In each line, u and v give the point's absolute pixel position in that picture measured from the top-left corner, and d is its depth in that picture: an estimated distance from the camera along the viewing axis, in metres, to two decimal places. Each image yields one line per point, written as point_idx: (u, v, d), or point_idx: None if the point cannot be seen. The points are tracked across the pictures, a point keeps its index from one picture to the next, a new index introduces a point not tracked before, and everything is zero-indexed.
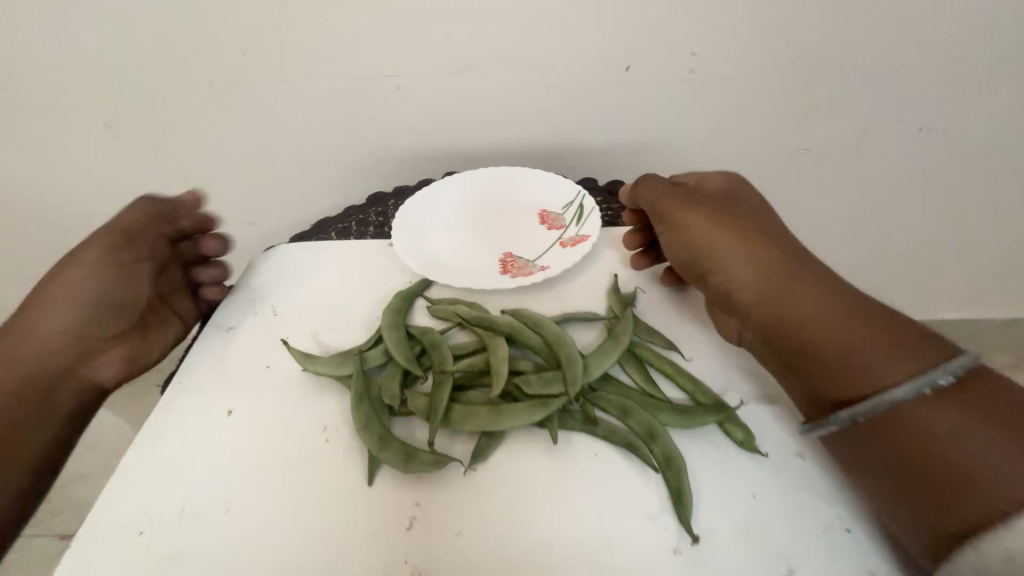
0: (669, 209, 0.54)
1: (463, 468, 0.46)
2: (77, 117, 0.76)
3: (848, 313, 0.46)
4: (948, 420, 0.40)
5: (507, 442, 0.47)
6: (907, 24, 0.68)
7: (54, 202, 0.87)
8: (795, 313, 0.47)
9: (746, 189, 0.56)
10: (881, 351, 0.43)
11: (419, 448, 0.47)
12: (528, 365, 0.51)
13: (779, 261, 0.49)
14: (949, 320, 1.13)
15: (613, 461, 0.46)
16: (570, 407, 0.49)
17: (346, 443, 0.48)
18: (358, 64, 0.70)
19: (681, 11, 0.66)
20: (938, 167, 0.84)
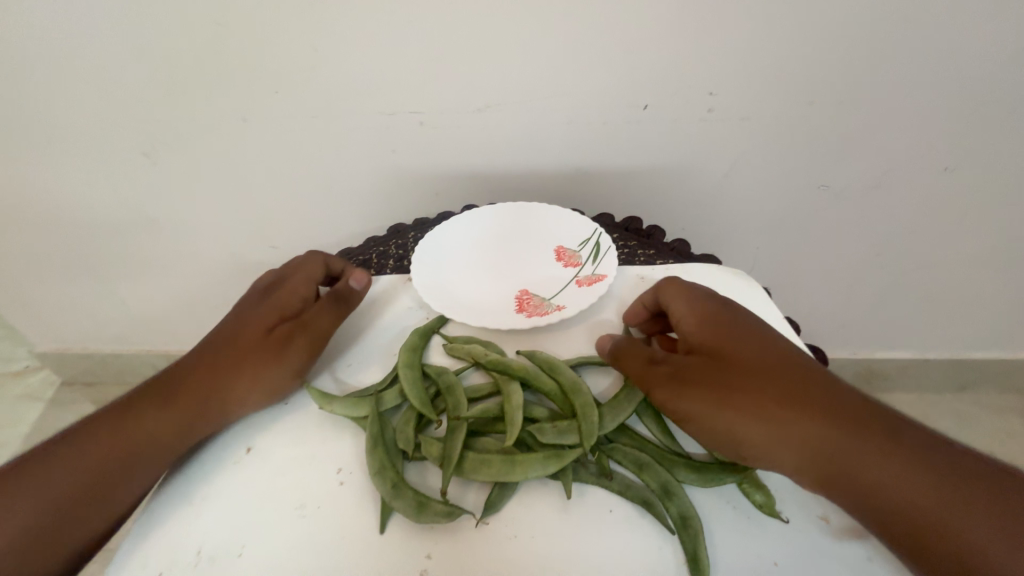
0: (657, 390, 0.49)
1: (474, 520, 0.46)
2: (119, 146, 0.81)
3: (833, 433, 0.43)
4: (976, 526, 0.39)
5: (520, 493, 0.47)
6: (930, 66, 0.68)
7: (92, 224, 0.92)
8: (826, 461, 0.43)
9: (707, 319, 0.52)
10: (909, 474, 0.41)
11: (431, 497, 0.47)
12: (543, 413, 0.52)
13: (781, 403, 0.45)
14: (982, 361, 1.09)
15: (629, 519, 0.45)
16: (584, 458, 0.49)
17: (359, 488, 0.48)
18: (384, 101, 0.73)
19: (700, 53, 0.67)
20: (965, 206, 0.83)
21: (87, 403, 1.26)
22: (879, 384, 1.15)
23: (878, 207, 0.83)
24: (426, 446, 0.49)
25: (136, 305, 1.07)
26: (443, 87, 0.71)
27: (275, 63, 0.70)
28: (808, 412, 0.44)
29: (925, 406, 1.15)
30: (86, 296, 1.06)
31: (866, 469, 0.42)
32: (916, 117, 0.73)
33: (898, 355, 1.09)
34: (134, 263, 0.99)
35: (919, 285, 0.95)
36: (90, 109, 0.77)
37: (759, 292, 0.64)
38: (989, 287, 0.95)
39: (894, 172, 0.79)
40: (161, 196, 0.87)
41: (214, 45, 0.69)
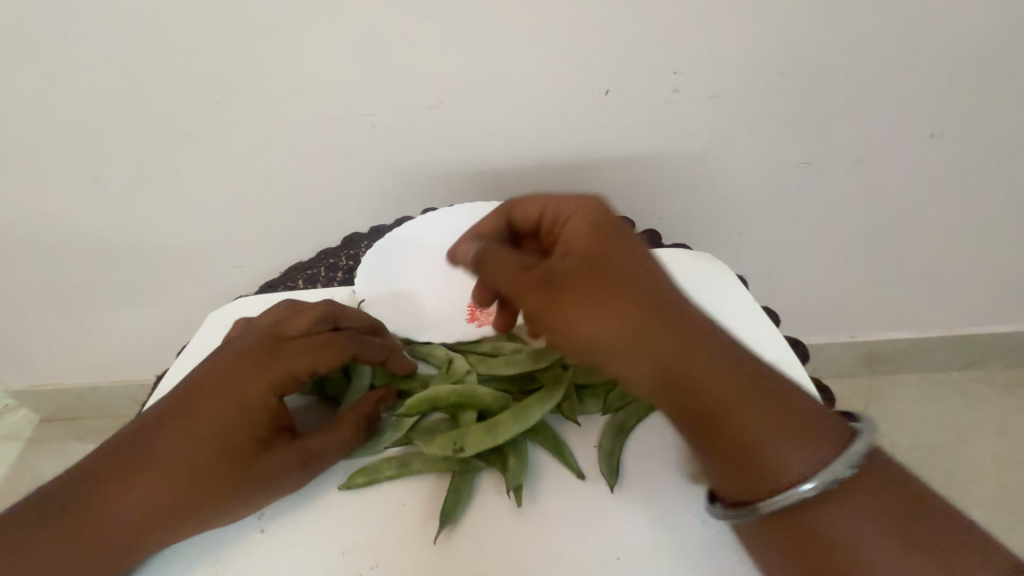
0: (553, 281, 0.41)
1: (418, 518, 0.45)
2: (66, 172, 0.77)
3: (659, 326, 0.39)
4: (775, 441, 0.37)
5: (463, 504, 0.45)
6: (908, 25, 0.64)
7: (48, 254, 0.88)
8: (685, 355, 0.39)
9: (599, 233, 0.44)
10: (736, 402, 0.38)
11: (368, 520, 0.45)
12: (492, 408, 0.49)
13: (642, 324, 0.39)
14: (988, 333, 1.03)
15: (568, 496, 0.45)
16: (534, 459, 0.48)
17: (287, 518, 0.46)
18: (332, 105, 0.69)
19: (660, 31, 0.63)
20: (955, 170, 0.78)
21: (68, 438, 1.22)
22: (880, 365, 1.10)
23: (861, 182, 0.79)
24: (374, 466, 0.47)
25: (104, 334, 1.03)
26: (391, 84, 0.67)
27: (211, 72, 0.66)
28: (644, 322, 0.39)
29: (929, 386, 1.10)
30: (54, 327, 1.02)
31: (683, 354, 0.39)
32: (896, 81, 0.68)
33: (896, 335, 1.04)
34: (94, 290, 0.95)
35: (912, 261, 0.91)
36: (27, 131, 0.73)
37: (729, 281, 0.60)
38: (985, 259, 0.90)
39: (876, 144, 0.75)
40: (113, 221, 0.83)
41: (146, 56, 0.65)
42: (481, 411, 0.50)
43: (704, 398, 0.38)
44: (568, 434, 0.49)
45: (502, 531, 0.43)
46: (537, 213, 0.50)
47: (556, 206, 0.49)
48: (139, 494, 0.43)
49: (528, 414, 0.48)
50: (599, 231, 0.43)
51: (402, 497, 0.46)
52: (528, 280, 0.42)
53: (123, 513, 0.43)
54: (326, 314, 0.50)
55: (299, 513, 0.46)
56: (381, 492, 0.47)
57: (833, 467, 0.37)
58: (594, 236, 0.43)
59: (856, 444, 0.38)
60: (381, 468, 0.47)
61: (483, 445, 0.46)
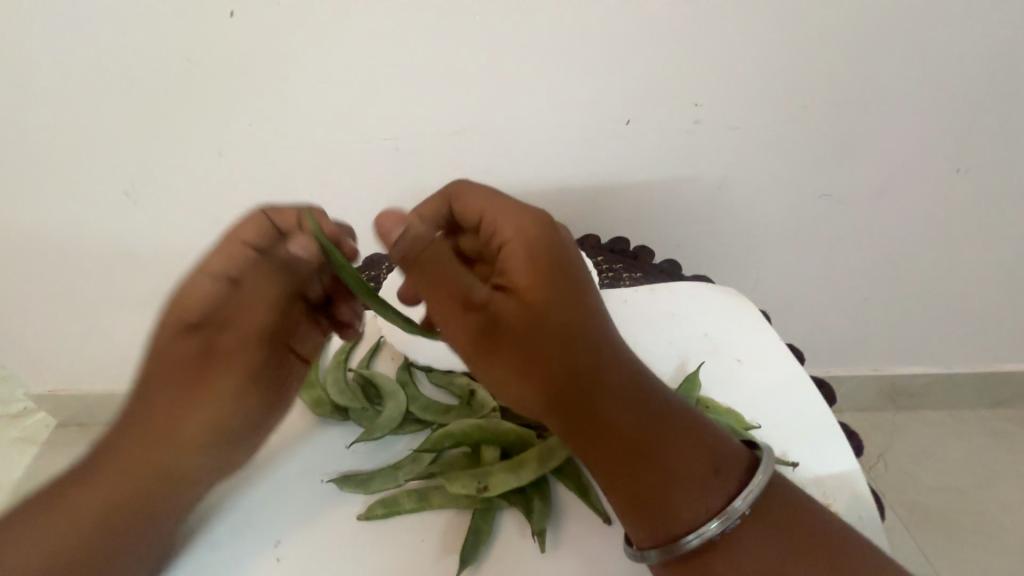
0: (490, 320, 0.37)
1: (436, 557, 0.45)
2: (102, 186, 0.80)
3: (587, 374, 0.37)
4: (687, 488, 0.38)
5: (484, 547, 0.45)
6: (932, 62, 0.64)
7: (77, 263, 0.91)
8: (606, 402, 0.38)
9: (549, 255, 0.38)
10: (653, 446, 0.38)
11: (385, 555, 0.45)
12: (516, 443, 0.49)
13: (561, 374, 0.37)
14: (1018, 372, 1.00)
15: (588, 543, 0.45)
16: (557, 501, 0.47)
17: (304, 549, 0.46)
18: (359, 129, 0.71)
19: (682, 64, 0.64)
20: (982, 206, 0.77)
21: (81, 444, 1.23)
22: (904, 401, 1.07)
23: (885, 215, 0.78)
24: (394, 499, 0.48)
25: (125, 343, 1.06)
26: (417, 110, 0.69)
27: (247, 95, 0.69)
28: (565, 373, 0.37)
29: (957, 425, 1.06)
30: (77, 334, 1.05)
31: (610, 397, 0.38)
32: (921, 117, 0.68)
33: (921, 370, 1.01)
34: (119, 299, 0.97)
35: (937, 296, 0.89)
36: (68, 147, 0.76)
37: (753, 314, 0.59)
38: (1015, 295, 0.88)
39: (900, 178, 0.74)
40: (142, 233, 0.86)
41: (186, 80, 0.68)
42: (504, 448, 0.49)
43: (625, 446, 0.38)
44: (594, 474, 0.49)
45: (520, 575, 0.43)
46: (477, 214, 0.42)
47: (494, 217, 0.40)
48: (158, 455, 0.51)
49: (553, 455, 0.47)
50: (541, 266, 0.37)
51: (421, 534, 0.46)
52: (460, 318, 0.38)
53: (116, 475, 0.50)
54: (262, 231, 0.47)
55: (316, 545, 0.46)
56: (401, 529, 0.47)
57: (732, 504, 0.38)
58: (533, 272, 0.37)
59: (757, 475, 0.39)
60: (403, 505, 0.47)
61: (507, 486, 0.46)
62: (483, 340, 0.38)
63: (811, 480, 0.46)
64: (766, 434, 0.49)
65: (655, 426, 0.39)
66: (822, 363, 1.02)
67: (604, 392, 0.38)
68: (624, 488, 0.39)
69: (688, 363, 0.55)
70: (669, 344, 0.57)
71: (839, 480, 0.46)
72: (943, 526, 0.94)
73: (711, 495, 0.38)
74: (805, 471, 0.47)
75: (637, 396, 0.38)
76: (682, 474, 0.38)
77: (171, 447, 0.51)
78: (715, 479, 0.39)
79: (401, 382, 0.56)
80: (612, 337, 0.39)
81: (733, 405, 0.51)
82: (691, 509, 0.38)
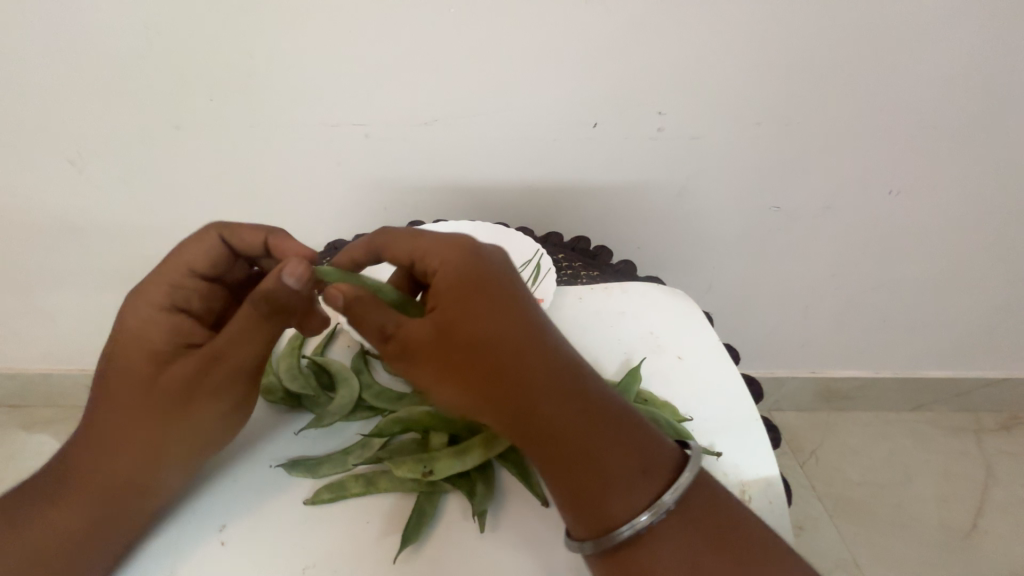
0: (407, 338, 0.39)
1: (378, 539, 0.45)
2: (43, 153, 0.75)
3: (505, 388, 0.38)
4: (615, 488, 0.39)
5: (426, 529, 0.46)
6: (871, 90, 0.69)
7: (13, 233, 0.85)
8: (529, 410, 0.38)
9: (461, 268, 0.39)
10: (582, 450, 0.39)
11: (326, 537, 0.46)
12: (463, 430, 0.50)
13: (480, 388, 0.38)
14: (935, 378, 1.10)
15: (528, 527, 0.47)
16: (501, 487, 0.49)
17: (244, 533, 0.46)
18: (326, 112, 0.70)
19: (648, 73, 0.67)
20: (909, 225, 0.84)
21: (12, 426, 1.15)
22: (837, 402, 1.15)
23: (826, 229, 0.84)
24: (341, 482, 0.48)
25: (65, 320, 1.00)
26: (387, 97, 0.69)
27: (208, 69, 0.66)
28: (482, 387, 0.38)
29: (881, 425, 1.16)
30: (10, 310, 0.98)
31: (535, 405, 0.38)
32: (861, 139, 0.74)
33: (853, 374, 1.10)
34: (60, 275, 0.92)
35: (869, 306, 0.97)
36: (5, 108, 0.71)
37: (696, 317, 0.63)
38: (936, 308, 0.97)
39: (840, 195, 0.80)
40: (88, 206, 0.81)
41: (141, 47, 0.65)
42: (452, 434, 0.50)
43: (554, 452, 0.39)
44: None
45: (459, 557, 0.45)
46: (407, 252, 0.42)
47: (423, 245, 0.42)
48: (99, 483, 0.45)
49: (499, 439, 0.48)
50: (464, 278, 0.39)
51: (365, 517, 0.47)
52: (380, 343, 0.40)
53: (61, 503, 0.45)
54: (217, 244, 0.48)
55: (257, 529, 0.46)
56: (345, 512, 0.47)
57: (660, 496, 0.39)
58: (446, 291, 0.39)
59: (681, 475, 0.40)
60: (349, 488, 0.48)
61: (451, 470, 0.47)
62: (407, 353, 0.40)
63: (734, 470, 0.50)
64: (696, 428, 0.53)
65: (583, 430, 0.39)
66: (766, 365, 1.09)
67: (527, 402, 0.38)
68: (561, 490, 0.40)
69: (633, 358, 0.58)
70: (616, 340, 0.60)
71: (760, 471, 0.50)
72: (864, 517, 1.03)
73: (640, 494, 0.39)
74: (730, 463, 0.51)
75: (564, 402, 0.38)
76: (609, 475, 0.39)
77: (118, 477, 0.45)
78: (646, 477, 0.40)
79: (353, 368, 0.56)
80: (537, 343, 0.39)
81: (671, 399, 0.55)
82: (623, 506, 0.39)
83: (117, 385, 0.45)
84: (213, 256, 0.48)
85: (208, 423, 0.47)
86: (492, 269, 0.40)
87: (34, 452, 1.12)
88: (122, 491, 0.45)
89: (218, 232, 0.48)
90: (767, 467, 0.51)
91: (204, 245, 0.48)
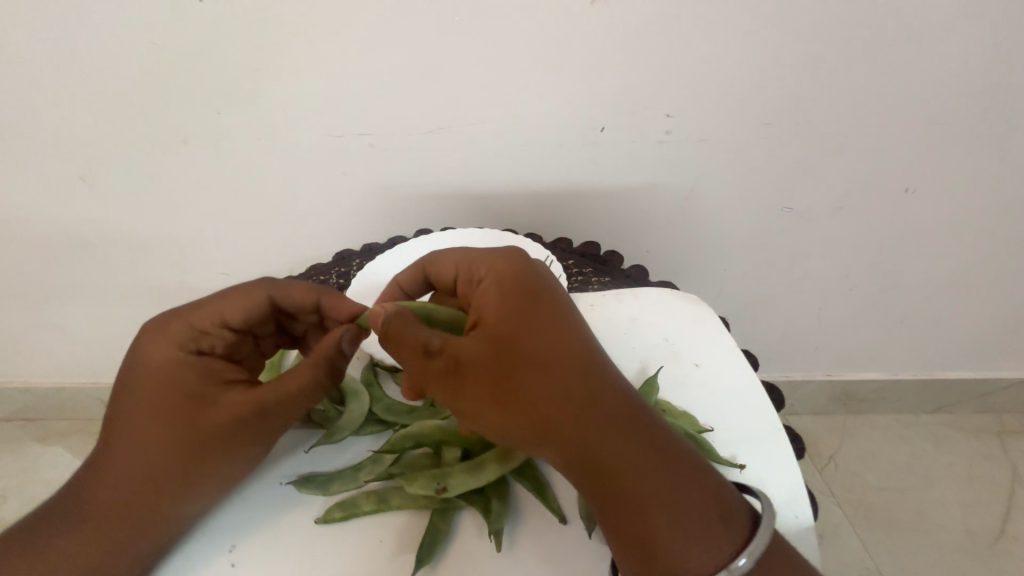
0: (461, 357, 0.40)
1: (392, 558, 0.45)
2: (55, 169, 0.76)
3: (559, 405, 0.39)
4: (667, 512, 0.39)
5: (441, 547, 0.45)
6: (884, 87, 0.68)
7: (26, 249, 0.86)
8: (582, 429, 0.39)
9: (516, 289, 0.42)
10: (633, 471, 0.40)
11: (340, 557, 0.45)
12: (477, 445, 0.49)
13: (534, 407, 0.39)
14: (956, 380, 1.07)
15: (545, 544, 0.46)
16: (516, 502, 0.48)
17: (258, 551, 0.46)
18: (332, 123, 0.70)
19: (655, 76, 0.66)
20: (926, 224, 0.82)
21: (26, 440, 1.16)
22: (854, 405, 1.13)
23: (840, 229, 0.83)
24: (352, 500, 0.47)
25: (77, 334, 1.00)
26: (393, 106, 0.69)
27: (214, 82, 0.67)
28: (536, 405, 0.39)
29: (901, 428, 1.13)
30: (24, 324, 0.99)
31: (587, 424, 0.39)
32: (875, 137, 0.73)
33: (871, 376, 1.07)
34: (73, 289, 0.92)
35: (886, 307, 0.94)
36: (18, 126, 0.72)
37: (712, 321, 0.61)
38: (955, 307, 0.94)
39: (854, 195, 0.78)
40: (100, 220, 0.82)
41: (149, 63, 0.65)
42: (465, 448, 0.49)
43: (604, 472, 0.40)
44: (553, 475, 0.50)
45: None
46: (452, 270, 0.46)
47: (470, 267, 0.45)
48: (111, 517, 0.44)
49: (513, 454, 0.47)
50: (516, 297, 0.41)
51: (378, 535, 0.46)
52: (431, 363, 0.40)
53: (72, 532, 0.44)
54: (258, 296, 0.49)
55: (270, 548, 0.46)
56: (358, 530, 0.46)
57: (732, 562, 0.39)
58: (501, 310, 0.41)
59: (753, 541, 0.39)
60: (361, 506, 0.47)
61: (466, 486, 0.46)
62: (457, 368, 0.40)
63: (756, 481, 0.49)
64: (716, 438, 0.51)
65: (633, 451, 0.40)
66: (780, 368, 1.07)
67: (580, 420, 0.39)
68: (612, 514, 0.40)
69: (648, 367, 0.57)
70: (631, 347, 0.59)
71: (782, 482, 0.49)
72: (885, 524, 1.00)
73: (693, 522, 0.39)
74: (751, 474, 0.49)
75: (614, 422, 0.40)
76: (661, 499, 0.40)
77: (131, 514, 0.44)
78: (698, 505, 0.40)
79: (364, 381, 0.55)
80: (588, 362, 0.41)
81: (689, 408, 0.53)
82: (678, 537, 0.39)
83: (142, 426, 0.45)
84: (253, 312, 0.49)
85: (226, 463, 0.47)
86: (543, 292, 0.43)
87: (49, 464, 1.13)
88: (133, 526, 0.44)
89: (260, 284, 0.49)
90: (787, 477, 0.49)
91: (248, 300, 0.48)
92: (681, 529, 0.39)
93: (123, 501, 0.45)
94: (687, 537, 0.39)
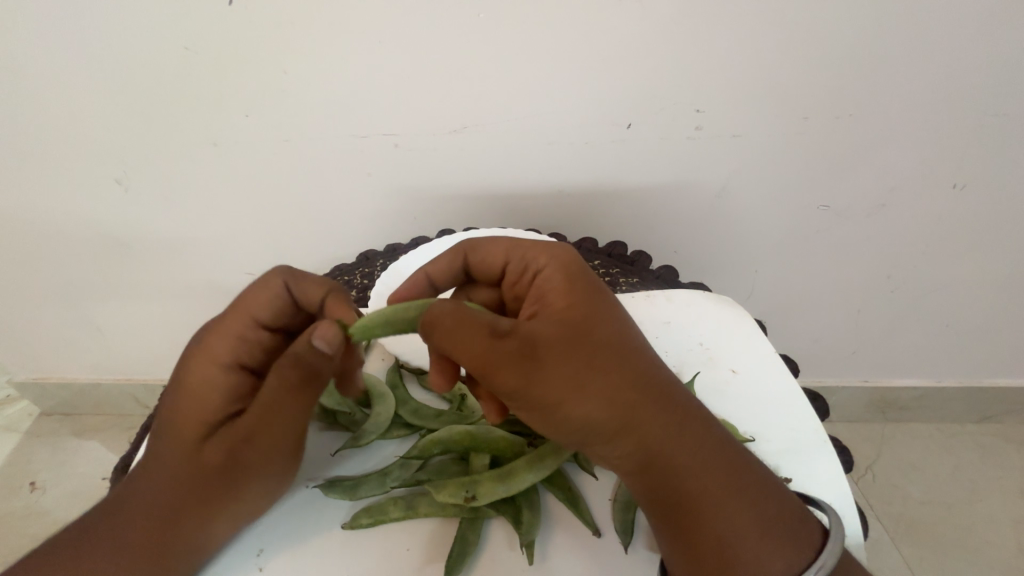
0: (535, 346, 0.38)
1: (422, 567, 0.44)
2: (92, 173, 0.78)
3: (634, 396, 0.38)
4: (735, 518, 0.38)
5: (470, 558, 0.44)
6: (931, 77, 0.64)
7: (64, 249, 0.89)
8: (656, 424, 0.38)
9: (579, 277, 0.42)
10: (701, 470, 0.39)
11: (368, 563, 0.45)
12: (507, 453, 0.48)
13: (613, 397, 0.38)
14: (1006, 387, 1.00)
15: (577, 558, 0.44)
16: (547, 513, 0.47)
17: (285, 556, 0.46)
18: (357, 123, 0.70)
19: (685, 70, 0.64)
20: (977, 222, 0.77)
21: (64, 433, 1.21)
22: (894, 413, 1.07)
23: (881, 227, 0.78)
24: (380, 506, 0.47)
25: (112, 331, 1.04)
26: (418, 105, 0.68)
27: (242, 85, 0.68)
28: (613, 394, 0.38)
29: (945, 438, 1.07)
30: (63, 322, 1.02)
31: (657, 419, 0.38)
32: (922, 130, 0.68)
33: (912, 383, 1.02)
34: (108, 288, 0.95)
35: (930, 310, 0.89)
36: (57, 129, 0.74)
37: (747, 325, 0.59)
38: (1007, 311, 0.89)
39: (897, 192, 0.74)
40: (134, 221, 0.84)
41: (181, 67, 0.67)
42: (495, 455, 0.49)
43: (676, 470, 0.39)
44: (586, 486, 0.48)
45: None
46: (502, 259, 0.46)
47: (521, 255, 0.45)
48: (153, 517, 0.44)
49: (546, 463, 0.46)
50: (578, 284, 0.41)
51: (407, 542, 0.45)
52: (503, 352, 0.37)
53: (115, 531, 0.44)
54: (280, 293, 0.45)
55: (298, 553, 0.46)
56: (386, 536, 0.46)
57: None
58: (570, 297, 0.40)
59: (823, 555, 0.38)
60: (389, 513, 0.46)
61: (496, 495, 0.45)
62: (530, 354, 0.37)
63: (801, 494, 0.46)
64: (757, 448, 0.49)
65: (702, 449, 0.39)
66: (813, 373, 1.03)
67: (653, 413, 0.38)
68: (681, 515, 0.39)
69: (684, 372, 0.55)
70: (664, 351, 0.56)
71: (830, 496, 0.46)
72: (930, 539, 0.95)
73: (765, 534, 0.38)
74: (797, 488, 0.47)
75: (682, 415, 0.39)
76: (729, 504, 0.39)
77: (172, 516, 0.44)
78: (765, 519, 0.39)
79: (390, 385, 0.55)
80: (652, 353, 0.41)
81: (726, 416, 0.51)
82: (750, 545, 0.38)
83: (186, 430, 0.45)
84: (278, 309, 0.45)
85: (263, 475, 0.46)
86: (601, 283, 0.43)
87: (85, 458, 1.17)
88: (172, 530, 0.44)
89: (285, 282, 0.45)
90: (834, 491, 0.46)
91: (271, 295, 0.45)
92: (750, 537, 0.38)
93: (165, 502, 0.45)
94: (758, 546, 0.38)
